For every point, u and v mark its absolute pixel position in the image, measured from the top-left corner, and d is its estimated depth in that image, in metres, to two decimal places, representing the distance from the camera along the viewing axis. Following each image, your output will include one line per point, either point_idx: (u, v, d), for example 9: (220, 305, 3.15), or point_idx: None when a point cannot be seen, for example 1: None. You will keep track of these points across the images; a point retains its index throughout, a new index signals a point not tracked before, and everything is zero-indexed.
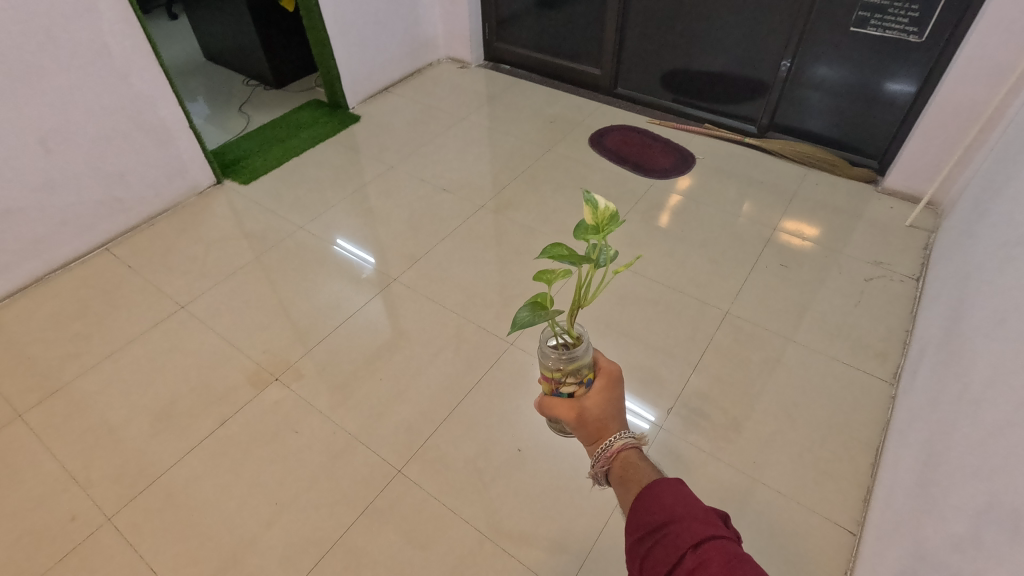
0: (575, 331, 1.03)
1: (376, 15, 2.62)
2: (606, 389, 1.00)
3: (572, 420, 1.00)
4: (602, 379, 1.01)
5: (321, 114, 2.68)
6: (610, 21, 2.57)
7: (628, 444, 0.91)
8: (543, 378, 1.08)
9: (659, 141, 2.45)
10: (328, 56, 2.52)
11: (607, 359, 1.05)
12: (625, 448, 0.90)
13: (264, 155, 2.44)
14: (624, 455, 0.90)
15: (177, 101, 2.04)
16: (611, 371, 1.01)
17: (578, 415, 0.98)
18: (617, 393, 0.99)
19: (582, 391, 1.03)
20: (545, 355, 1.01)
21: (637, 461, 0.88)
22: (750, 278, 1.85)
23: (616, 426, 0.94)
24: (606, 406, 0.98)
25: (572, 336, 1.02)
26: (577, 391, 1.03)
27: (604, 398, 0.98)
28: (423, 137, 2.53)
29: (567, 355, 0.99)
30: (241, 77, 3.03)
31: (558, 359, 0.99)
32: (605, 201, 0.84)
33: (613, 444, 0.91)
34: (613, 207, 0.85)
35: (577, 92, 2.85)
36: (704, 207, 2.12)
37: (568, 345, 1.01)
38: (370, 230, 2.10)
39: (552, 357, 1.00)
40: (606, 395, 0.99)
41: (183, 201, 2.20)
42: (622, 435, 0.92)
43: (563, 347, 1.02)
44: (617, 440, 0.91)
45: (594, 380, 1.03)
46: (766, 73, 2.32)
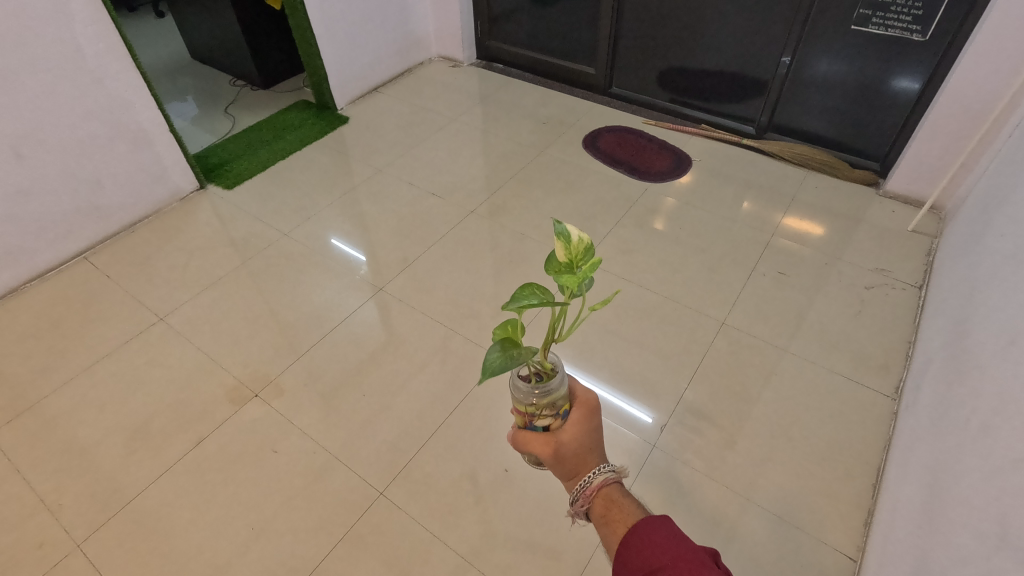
0: (548, 360, 0.93)
1: (364, 13, 2.55)
2: (583, 420, 0.97)
3: (548, 455, 0.96)
4: (578, 410, 0.98)
5: (309, 115, 2.61)
6: (605, 18, 2.49)
7: (609, 480, 0.89)
8: (516, 411, 0.99)
9: (655, 142, 2.39)
10: (315, 56, 2.45)
11: (583, 388, 1.02)
12: (606, 483, 0.88)
13: (249, 159, 2.37)
14: (606, 491, 0.88)
15: (157, 105, 1.97)
16: (588, 402, 0.98)
17: (555, 451, 0.95)
18: (595, 424, 0.97)
19: (558, 424, 0.97)
20: (516, 387, 0.92)
21: (620, 498, 0.87)
22: (748, 286, 1.79)
23: (595, 459, 0.92)
24: (583, 439, 0.96)
25: (545, 367, 0.93)
26: (553, 423, 0.96)
27: (580, 431, 0.95)
28: (413, 139, 2.47)
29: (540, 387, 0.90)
30: (228, 78, 2.96)
31: (530, 391, 0.90)
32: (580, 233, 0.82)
33: (594, 479, 0.89)
34: (586, 238, 0.85)
35: (571, 91, 2.78)
36: (701, 212, 2.06)
37: (540, 376, 0.92)
38: (356, 236, 2.03)
39: (523, 390, 0.91)
40: (583, 427, 0.96)
41: (166, 207, 2.14)
42: (602, 469, 0.90)
43: (535, 377, 0.93)
44: (598, 474, 0.88)
45: (571, 412, 0.98)
46: (765, 72, 2.26)
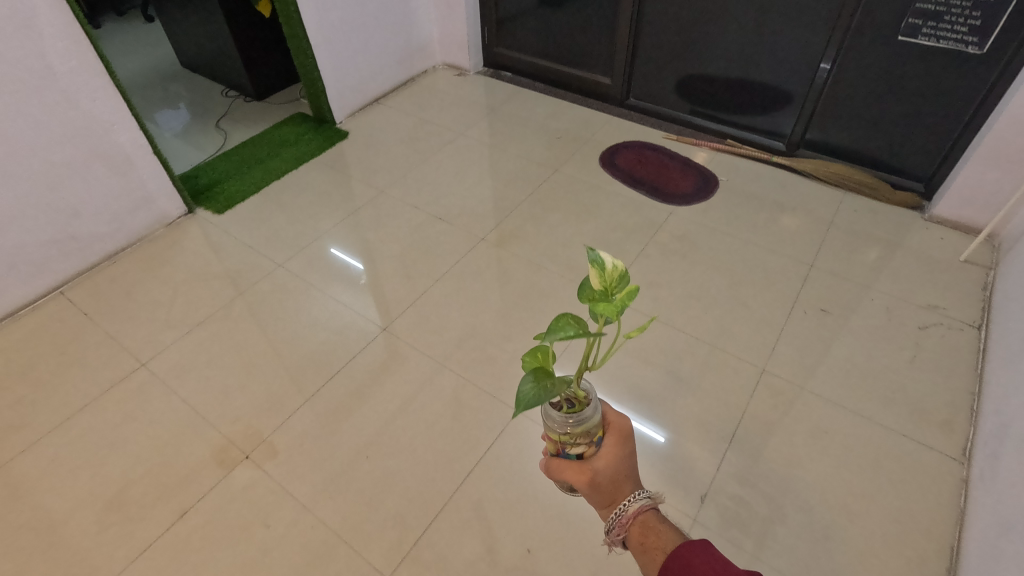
0: (581, 390, 0.90)
1: (364, 20, 2.38)
2: (617, 447, 0.97)
3: (582, 483, 0.96)
4: (612, 436, 0.97)
5: (305, 130, 2.44)
6: (623, 24, 2.32)
7: (645, 506, 0.91)
8: (547, 437, 0.97)
9: (678, 160, 2.21)
10: (311, 67, 2.28)
11: (613, 412, 1.01)
12: (643, 511, 0.90)
13: (241, 179, 2.20)
14: (643, 518, 0.90)
15: (138, 125, 1.80)
16: (621, 427, 0.98)
17: (591, 479, 0.95)
18: (628, 450, 0.97)
19: (591, 451, 0.96)
20: (549, 416, 0.89)
21: (658, 526, 0.88)
22: (789, 327, 1.62)
23: (630, 487, 0.94)
24: (618, 465, 0.96)
25: (577, 397, 0.89)
26: (587, 451, 0.95)
27: (616, 458, 0.95)
28: (417, 156, 2.30)
29: (572, 417, 0.87)
30: (220, 88, 2.79)
31: (563, 422, 0.87)
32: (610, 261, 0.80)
33: (631, 506, 0.91)
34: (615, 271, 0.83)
35: (584, 102, 2.61)
36: (731, 238, 1.89)
37: (573, 405, 0.89)
38: (357, 267, 1.87)
39: (556, 420, 0.88)
40: (618, 454, 0.96)
41: (150, 234, 1.98)
42: (637, 497, 0.91)
43: (567, 406, 0.89)
44: (635, 501, 0.91)
45: (605, 438, 0.97)
46: (797, 85, 2.09)
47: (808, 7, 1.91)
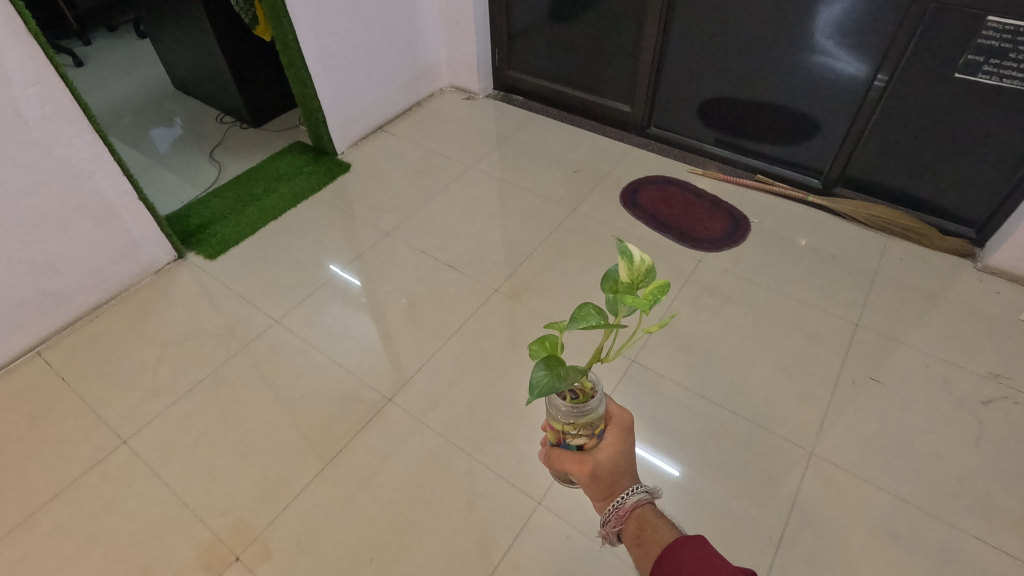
0: (587, 381, 0.93)
1: (366, 44, 2.23)
2: (618, 440, 0.99)
3: (582, 473, 0.98)
4: (613, 429, 1.00)
5: (304, 162, 2.29)
6: (645, 50, 2.16)
7: (642, 501, 0.93)
8: (550, 426, 1.00)
9: (705, 198, 2.06)
10: (310, 97, 2.13)
11: (617, 406, 1.03)
12: (640, 505, 0.92)
13: (235, 219, 2.05)
14: (639, 512, 0.92)
15: (121, 170, 1.65)
16: (623, 420, 1.01)
17: (591, 471, 0.97)
18: (628, 444, 0.99)
19: (593, 443, 0.99)
20: (553, 404, 0.92)
21: (654, 520, 0.91)
22: (836, 400, 1.47)
23: (629, 480, 0.96)
24: (618, 458, 0.98)
25: (583, 388, 0.92)
26: (588, 442, 0.97)
27: (617, 451, 0.97)
28: (424, 193, 2.15)
29: (576, 406, 0.90)
30: (215, 113, 2.64)
31: (566, 410, 0.90)
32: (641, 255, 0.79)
33: (628, 500, 0.93)
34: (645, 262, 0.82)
35: (601, 130, 2.44)
36: (767, 291, 1.74)
37: (577, 396, 0.92)
38: (359, 322, 1.72)
39: (559, 409, 0.91)
40: (619, 447, 0.98)
41: (136, 283, 1.83)
42: (635, 490, 0.94)
43: (571, 396, 0.92)
44: (632, 495, 0.93)
45: (607, 430, 1.00)
46: (836, 119, 1.93)
47: (852, 39, 1.75)
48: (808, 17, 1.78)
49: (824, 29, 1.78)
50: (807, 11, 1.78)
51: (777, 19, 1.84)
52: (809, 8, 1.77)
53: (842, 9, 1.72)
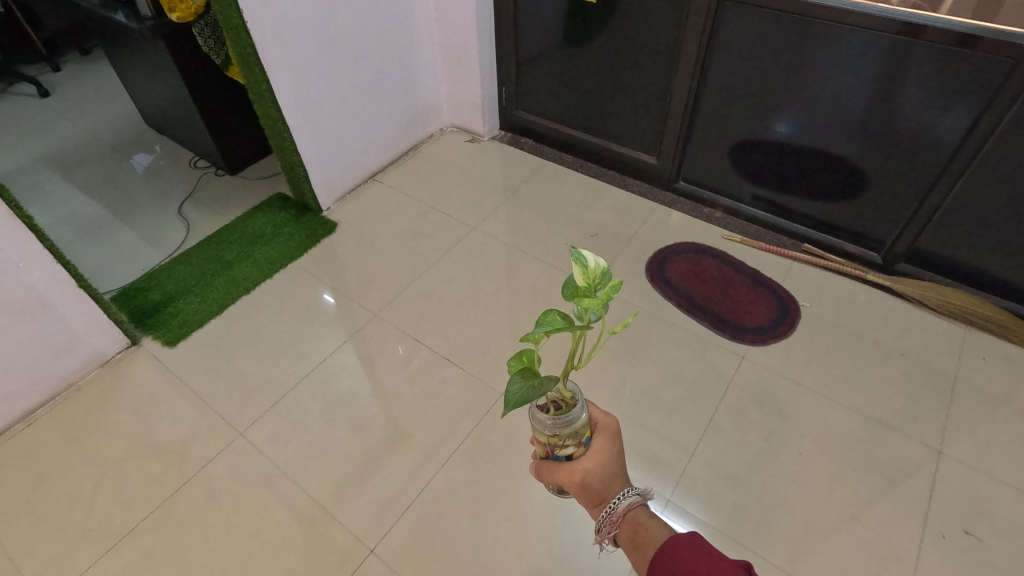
0: (567, 390, 0.90)
1: (355, 88, 1.95)
2: (605, 447, 0.99)
3: (572, 484, 0.98)
4: (600, 435, 1.00)
5: (284, 219, 2.01)
6: (675, 98, 1.87)
7: (634, 504, 0.94)
8: (537, 439, 0.98)
9: (745, 272, 1.77)
10: (290, 150, 1.85)
11: (601, 412, 1.04)
12: (632, 507, 0.94)
13: (201, 294, 1.78)
14: (631, 515, 0.94)
15: (55, 258, 1.38)
16: (609, 427, 1.01)
17: (581, 480, 0.97)
18: (614, 447, 1.00)
19: (581, 451, 0.98)
20: (536, 417, 0.90)
21: (645, 521, 0.93)
22: (922, 564, 1.19)
23: (620, 485, 0.97)
24: (606, 465, 0.98)
25: (564, 397, 0.89)
26: (575, 452, 0.97)
27: (606, 458, 0.97)
28: (420, 261, 1.87)
29: (558, 418, 0.88)
30: (189, 156, 2.36)
31: (548, 422, 0.89)
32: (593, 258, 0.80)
33: (620, 504, 0.94)
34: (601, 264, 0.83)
35: (622, 181, 2.15)
36: (826, 403, 1.45)
37: (560, 407, 0.89)
38: (339, 436, 1.44)
39: (542, 421, 0.89)
40: (607, 454, 0.98)
41: (81, 379, 1.56)
42: (627, 495, 0.95)
43: (554, 406, 0.89)
44: (623, 499, 0.94)
45: (593, 438, 1.00)
46: (905, 187, 1.63)
47: (932, 101, 1.46)
48: (876, 74, 1.49)
49: (895, 88, 1.49)
50: (876, 67, 1.48)
51: (838, 73, 1.55)
52: (878, 63, 1.47)
53: (914, 66, 1.43)
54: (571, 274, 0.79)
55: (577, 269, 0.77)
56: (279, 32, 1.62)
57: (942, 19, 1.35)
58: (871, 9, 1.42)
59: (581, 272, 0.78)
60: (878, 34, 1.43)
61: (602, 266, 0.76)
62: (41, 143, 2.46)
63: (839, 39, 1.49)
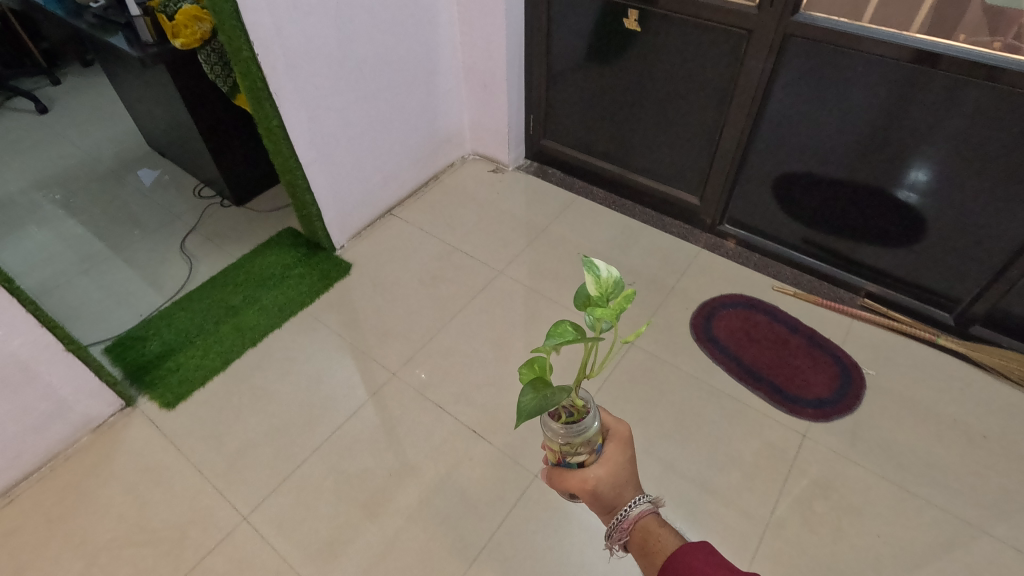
0: (579, 398, 0.85)
1: (372, 118, 1.79)
2: (617, 455, 0.95)
3: (583, 492, 0.94)
4: (611, 442, 0.96)
5: (294, 260, 1.85)
6: (725, 138, 1.70)
7: (645, 511, 0.92)
8: (547, 445, 0.93)
9: (800, 332, 1.61)
10: (302, 189, 1.68)
11: (613, 417, 0.98)
12: (644, 515, 0.91)
13: (203, 347, 1.62)
14: (643, 523, 0.91)
15: (39, 319, 1.23)
16: (622, 434, 0.96)
17: (593, 488, 0.93)
18: (627, 455, 0.96)
19: (592, 458, 0.93)
20: (547, 426, 0.85)
21: (657, 530, 0.90)
22: None
23: (631, 492, 0.93)
24: (617, 472, 0.95)
25: (575, 405, 0.85)
26: (588, 459, 0.91)
27: (617, 465, 0.94)
28: (442, 310, 1.72)
29: (569, 426, 0.84)
30: (193, 184, 2.21)
31: (561, 433, 0.84)
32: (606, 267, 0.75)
33: (632, 513, 0.91)
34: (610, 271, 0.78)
35: (659, 220, 1.99)
36: (902, 496, 1.29)
37: (571, 414, 0.85)
38: (353, 524, 1.28)
39: (554, 430, 0.85)
40: (618, 461, 0.94)
41: (70, 447, 1.41)
42: (638, 501, 0.92)
43: (565, 413, 0.86)
44: (635, 508, 0.91)
45: (605, 445, 0.95)
46: (988, 245, 1.46)
47: (1006, 148, 1.31)
48: (917, 110, 1.36)
49: (940, 125, 1.36)
50: (913, 102, 1.36)
51: (880, 109, 1.41)
52: (910, 97, 1.35)
53: (941, 95, 1.32)
54: (582, 282, 0.74)
55: (588, 279, 0.73)
56: (292, 64, 1.46)
57: (944, 44, 1.26)
58: (929, 45, 1.27)
59: (593, 281, 0.73)
60: (913, 67, 1.31)
61: (614, 275, 0.72)
62: (35, 166, 2.32)
63: (874, 71, 1.36)
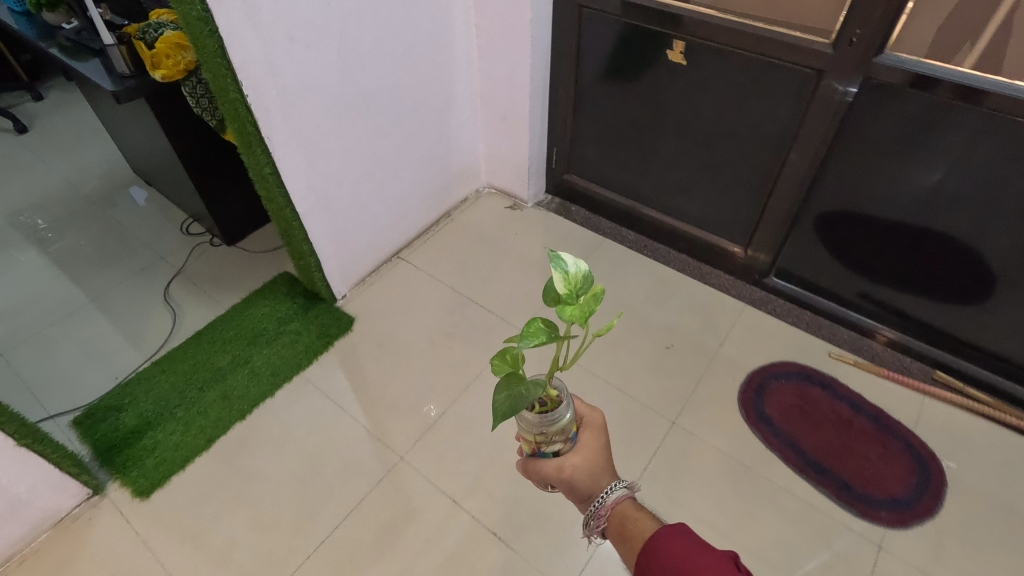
0: (552, 388, 0.80)
1: (378, 157, 1.59)
2: (592, 443, 0.90)
3: (559, 481, 0.89)
4: (587, 429, 0.90)
5: (290, 313, 1.65)
6: (780, 186, 1.50)
7: (621, 497, 0.86)
8: (520, 437, 0.88)
9: (864, 411, 1.41)
10: (299, 239, 1.49)
11: (587, 406, 0.94)
12: (621, 502, 0.86)
13: (184, 419, 1.43)
14: (621, 510, 0.86)
15: None
16: (597, 422, 0.91)
17: (569, 477, 0.88)
18: (604, 442, 0.90)
19: (567, 447, 0.88)
20: (520, 418, 0.80)
21: (634, 515, 0.85)
22: None
23: (607, 478, 0.88)
24: (595, 460, 0.89)
25: (549, 397, 0.79)
26: (562, 449, 0.87)
27: (592, 452, 0.89)
28: (455, 376, 1.52)
29: (543, 417, 0.78)
30: (182, 218, 2.02)
31: (535, 423, 0.79)
32: (574, 260, 0.65)
33: (607, 498, 0.86)
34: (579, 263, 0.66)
35: (696, 270, 1.79)
36: None
37: (544, 405, 0.79)
38: None
39: (527, 422, 0.80)
40: (594, 449, 0.89)
41: (27, 548, 1.22)
42: (614, 488, 0.87)
43: (539, 406, 0.79)
44: (610, 494, 0.86)
45: (580, 434, 0.90)
46: None
47: None
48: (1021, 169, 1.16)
49: None
50: (1017, 160, 1.15)
51: (965, 164, 1.22)
52: (1007, 152, 1.15)
53: None
54: (549, 278, 0.66)
55: (556, 276, 0.64)
56: (287, 104, 1.27)
57: None
58: None
59: (560, 276, 0.66)
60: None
61: (584, 270, 0.64)
62: (9, 196, 2.12)
63: (962, 122, 1.17)
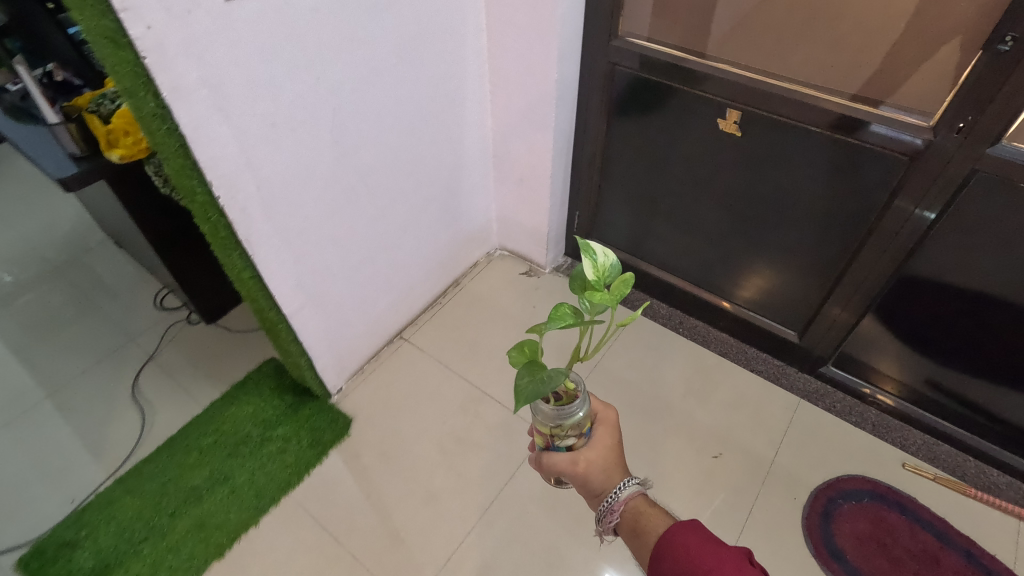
0: (569, 380, 0.75)
1: (377, 239, 1.37)
2: (607, 439, 0.84)
3: (573, 477, 0.82)
4: (601, 426, 0.84)
5: (278, 415, 1.43)
6: (848, 275, 1.29)
7: (634, 493, 0.79)
8: (534, 430, 0.82)
9: (954, 543, 1.20)
10: (289, 341, 1.26)
11: (600, 402, 0.87)
12: (634, 499, 0.78)
13: (151, 558, 1.20)
14: (634, 506, 0.78)
15: None
16: (611, 418, 0.85)
17: (583, 473, 0.81)
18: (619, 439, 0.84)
19: (581, 442, 0.81)
20: (535, 409, 0.74)
21: (649, 511, 0.78)
22: None
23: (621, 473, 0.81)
24: (609, 455, 0.82)
25: (566, 391, 0.74)
26: (576, 444, 0.81)
27: (607, 448, 0.82)
28: (470, 493, 1.31)
29: (559, 411, 0.72)
30: (157, 288, 1.79)
31: (550, 416, 0.72)
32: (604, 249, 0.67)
33: (621, 495, 0.79)
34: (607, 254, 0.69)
35: (740, 355, 1.58)
36: None
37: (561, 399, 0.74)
38: None
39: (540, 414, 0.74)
40: (609, 444, 0.82)
41: None
42: (627, 484, 0.79)
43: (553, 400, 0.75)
44: (623, 489, 0.79)
45: (593, 429, 0.84)
46: None
47: None
48: None
49: None
50: None
51: None
52: None
53: None
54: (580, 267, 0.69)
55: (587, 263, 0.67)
56: (268, 199, 1.04)
57: None
58: None
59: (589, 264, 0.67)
60: None
61: (613, 259, 0.67)
62: None
63: None
